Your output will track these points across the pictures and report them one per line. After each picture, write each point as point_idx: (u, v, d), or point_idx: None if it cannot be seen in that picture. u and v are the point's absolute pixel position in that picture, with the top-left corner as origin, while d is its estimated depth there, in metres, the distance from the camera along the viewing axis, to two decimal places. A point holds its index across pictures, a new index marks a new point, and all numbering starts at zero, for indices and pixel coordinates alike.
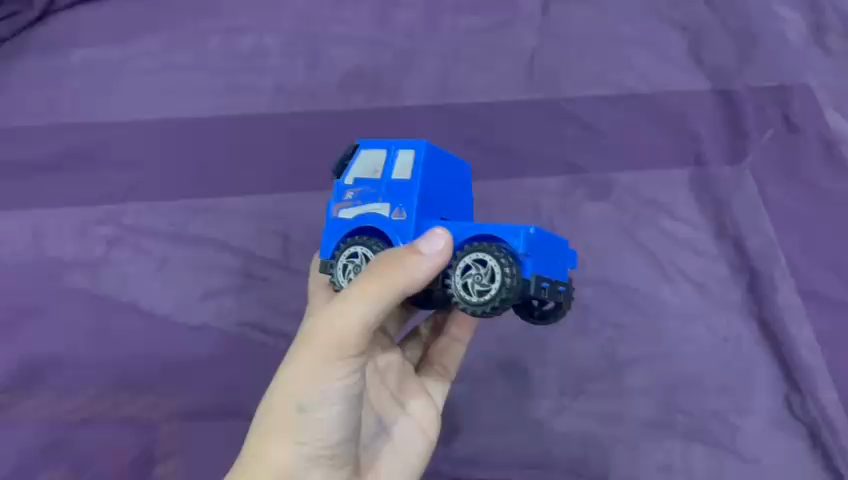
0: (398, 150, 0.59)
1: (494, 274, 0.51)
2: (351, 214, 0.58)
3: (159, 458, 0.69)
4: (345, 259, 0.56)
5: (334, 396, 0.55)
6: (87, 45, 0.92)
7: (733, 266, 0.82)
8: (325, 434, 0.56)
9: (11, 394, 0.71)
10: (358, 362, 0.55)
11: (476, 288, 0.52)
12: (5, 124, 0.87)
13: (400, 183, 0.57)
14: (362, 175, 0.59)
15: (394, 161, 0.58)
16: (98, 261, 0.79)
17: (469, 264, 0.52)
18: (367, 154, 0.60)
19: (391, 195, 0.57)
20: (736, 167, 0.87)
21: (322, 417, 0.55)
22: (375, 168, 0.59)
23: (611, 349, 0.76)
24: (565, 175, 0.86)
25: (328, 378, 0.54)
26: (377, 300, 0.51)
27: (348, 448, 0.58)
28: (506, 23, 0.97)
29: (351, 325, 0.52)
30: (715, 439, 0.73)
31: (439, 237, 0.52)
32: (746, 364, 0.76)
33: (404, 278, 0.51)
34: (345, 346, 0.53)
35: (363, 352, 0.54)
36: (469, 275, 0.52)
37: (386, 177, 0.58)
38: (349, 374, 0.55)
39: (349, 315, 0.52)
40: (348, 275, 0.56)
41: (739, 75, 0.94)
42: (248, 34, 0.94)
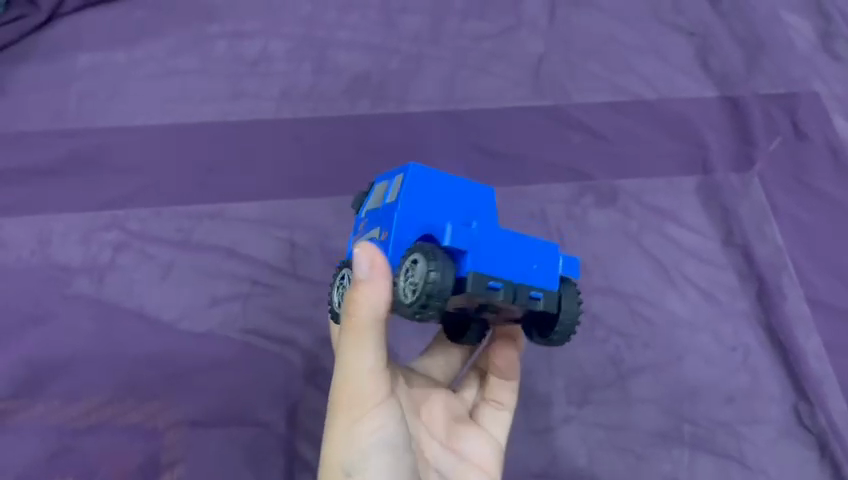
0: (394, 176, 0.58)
1: (418, 271, 0.48)
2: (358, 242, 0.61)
3: (164, 465, 0.69)
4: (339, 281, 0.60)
5: (376, 449, 0.53)
6: (92, 49, 0.92)
7: (741, 274, 0.81)
8: None
9: (13, 401, 0.70)
10: (384, 406, 0.54)
11: (409, 288, 0.50)
12: (8, 127, 0.86)
13: (386, 205, 0.56)
14: (372, 206, 0.61)
15: (391, 186, 0.58)
16: (103, 267, 0.78)
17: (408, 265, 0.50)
18: (378, 187, 0.62)
19: (380, 218, 0.57)
20: (743, 174, 0.87)
21: (372, 476, 0.53)
22: (380, 197, 0.60)
23: (618, 358, 0.76)
24: (572, 181, 0.86)
25: (361, 435, 0.53)
26: (359, 343, 0.51)
27: None
28: (512, 29, 0.96)
29: (353, 378, 0.53)
30: (724, 448, 0.72)
31: (363, 254, 0.50)
32: (754, 373, 0.76)
33: (363, 311, 0.50)
34: (363, 397, 0.53)
35: (384, 393, 0.54)
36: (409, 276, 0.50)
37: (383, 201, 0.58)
38: (381, 423, 0.54)
39: (346, 367, 0.52)
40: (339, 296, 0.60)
41: (746, 82, 0.94)
42: (254, 40, 0.94)
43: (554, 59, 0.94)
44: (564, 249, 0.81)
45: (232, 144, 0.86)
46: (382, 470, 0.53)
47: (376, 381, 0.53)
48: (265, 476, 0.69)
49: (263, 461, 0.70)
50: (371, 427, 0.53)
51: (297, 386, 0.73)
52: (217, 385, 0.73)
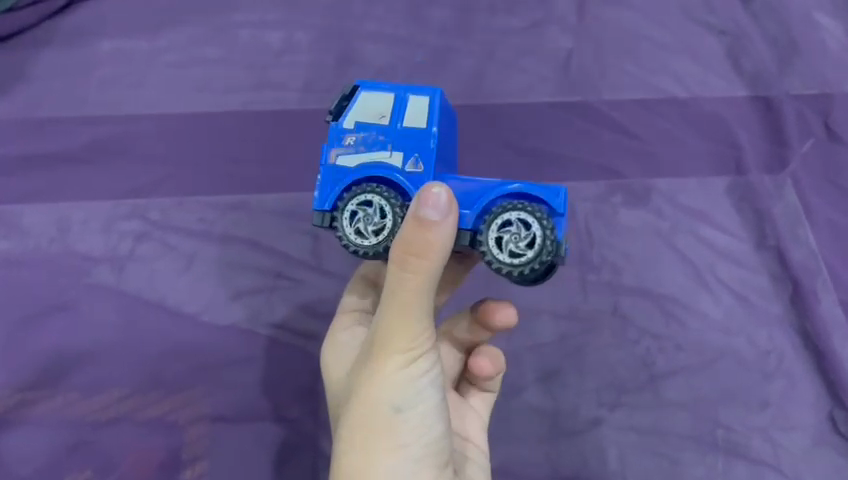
0: (408, 95, 0.55)
1: (535, 239, 0.48)
2: (352, 162, 0.53)
3: (186, 461, 0.67)
4: (354, 208, 0.52)
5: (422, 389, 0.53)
6: (114, 35, 0.90)
7: (775, 277, 0.79)
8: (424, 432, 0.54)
9: (33, 392, 0.69)
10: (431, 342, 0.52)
11: (510, 247, 0.49)
12: (30, 114, 0.84)
13: (413, 131, 0.54)
14: (364, 118, 0.55)
15: (404, 106, 0.55)
16: (124, 256, 0.77)
17: (509, 220, 0.49)
18: (370, 97, 0.56)
19: (402, 144, 0.53)
20: (776, 176, 0.85)
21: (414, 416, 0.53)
22: (380, 113, 0.55)
23: (649, 361, 0.74)
24: (602, 179, 0.84)
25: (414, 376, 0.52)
26: (420, 290, 0.48)
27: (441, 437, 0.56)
28: (541, 24, 0.94)
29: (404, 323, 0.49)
30: (757, 455, 0.71)
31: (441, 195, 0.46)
32: (788, 378, 0.74)
33: (436, 255, 0.46)
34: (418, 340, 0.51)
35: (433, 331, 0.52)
36: (505, 232, 0.49)
37: (396, 124, 0.54)
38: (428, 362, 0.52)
39: (397, 309, 0.49)
40: (355, 225, 0.52)
41: (779, 82, 0.92)
42: (278, 29, 0.92)
43: (583, 56, 0.92)
44: (594, 248, 0.80)
45: (255, 134, 0.84)
46: (425, 411, 0.53)
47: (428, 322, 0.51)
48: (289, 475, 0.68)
49: (290, 458, 0.68)
50: (418, 373, 0.52)
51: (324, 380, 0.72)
52: (240, 379, 0.71)
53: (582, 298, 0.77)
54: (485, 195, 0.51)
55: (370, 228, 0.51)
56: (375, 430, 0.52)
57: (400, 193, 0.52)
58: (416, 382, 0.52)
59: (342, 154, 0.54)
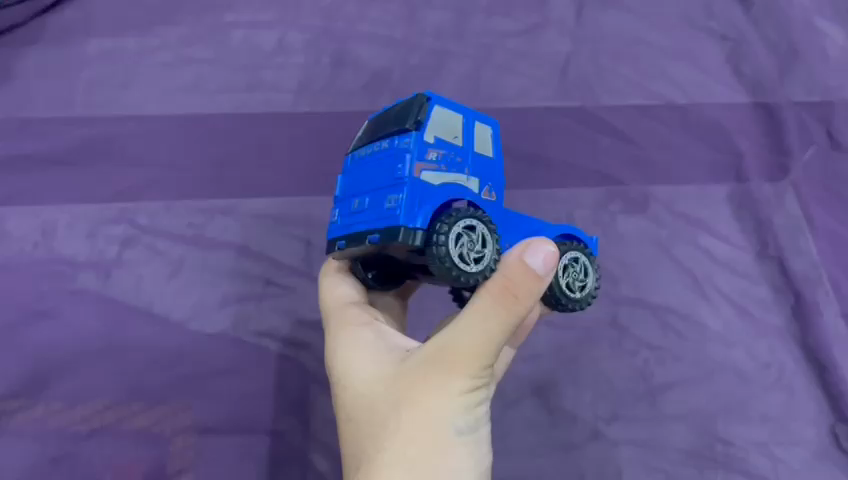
0: (475, 121, 0.54)
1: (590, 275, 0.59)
2: (437, 180, 0.49)
3: (171, 474, 0.65)
4: (460, 230, 0.48)
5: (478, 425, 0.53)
6: (103, 34, 0.88)
7: (775, 288, 0.78)
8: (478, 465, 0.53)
9: (13, 401, 0.67)
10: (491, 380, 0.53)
11: (577, 285, 0.57)
12: (15, 114, 0.82)
13: (483, 160, 0.54)
14: (442, 135, 0.51)
15: (473, 131, 0.54)
16: (110, 261, 0.75)
17: (569, 261, 0.57)
18: (443, 111, 0.51)
19: (477, 171, 0.53)
20: (776, 184, 0.84)
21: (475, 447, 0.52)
22: (454, 132, 0.52)
23: (647, 373, 0.73)
24: (600, 186, 0.83)
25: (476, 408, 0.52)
26: (509, 323, 0.49)
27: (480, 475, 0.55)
28: (539, 27, 0.93)
29: (481, 350, 0.49)
30: (757, 470, 0.69)
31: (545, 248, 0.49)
32: (789, 392, 0.73)
33: (530, 293, 0.49)
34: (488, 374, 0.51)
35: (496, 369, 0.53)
36: (569, 271, 0.57)
37: (470, 148, 0.53)
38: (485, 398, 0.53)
39: (482, 338, 0.49)
40: (462, 249, 0.48)
41: (780, 88, 0.90)
42: (271, 30, 0.90)
43: (582, 60, 0.91)
44: (592, 256, 0.78)
45: (246, 137, 0.83)
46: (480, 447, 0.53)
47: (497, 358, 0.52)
48: None
49: (279, 471, 0.66)
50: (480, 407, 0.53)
51: (314, 390, 0.70)
52: (228, 389, 0.69)
53: (579, 308, 0.75)
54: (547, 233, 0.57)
55: (472, 256, 0.48)
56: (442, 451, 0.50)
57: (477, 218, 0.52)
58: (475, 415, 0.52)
59: (429, 171, 0.49)
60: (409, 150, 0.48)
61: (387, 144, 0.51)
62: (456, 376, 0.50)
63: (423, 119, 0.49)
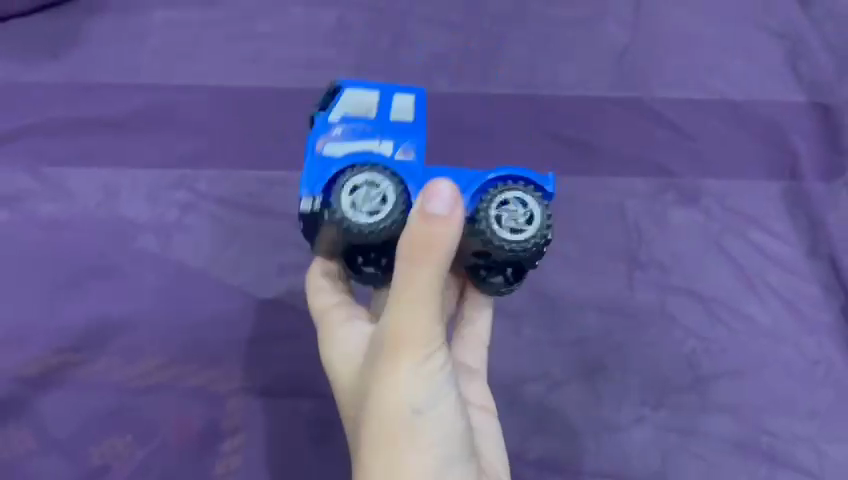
0: (394, 94, 0.61)
1: (533, 215, 0.54)
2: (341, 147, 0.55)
3: (226, 433, 0.67)
4: (500, 206, 0.54)
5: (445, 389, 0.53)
6: (167, 6, 0.90)
7: (826, 287, 0.78)
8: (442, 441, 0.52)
9: (75, 354, 0.69)
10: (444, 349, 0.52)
11: (511, 223, 0.54)
12: (80, 79, 0.85)
13: (400, 124, 0.58)
14: (352, 113, 0.59)
15: (390, 102, 0.61)
16: (171, 225, 0.76)
17: (506, 200, 0.54)
18: (352, 94, 0.61)
19: (394, 132, 0.57)
20: (830, 184, 0.84)
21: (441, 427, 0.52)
22: (368, 108, 0.60)
23: (695, 361, 0.73)
24: (654, 178, 0.83)
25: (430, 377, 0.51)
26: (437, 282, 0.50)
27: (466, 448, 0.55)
28: (596, 17, 0.93)
29: (422, 280, 0.49)
30: (803, 464, 0.69)
31: (442, 188, 0.49)
32: (837, 389, 0.73)
33: (433, 258, 0.48)
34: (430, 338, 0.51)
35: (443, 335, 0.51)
36: (503, 210, 0.54)
37: (383, 118, 0.58)
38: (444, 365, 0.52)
39: (410, 325, 0.50)
40: (507, 221, 0.54)
41: (838, 89, 0.90)
42: (331, 10, 0.91)
43: (638, 53, 0.91)
44: (642, 245, 0.79)
45: (304, 113, 0.84)
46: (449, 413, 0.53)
47: (431, 325, 0.50)
48: (328, 454, 0.67)
49: (329, 436, 0.67)
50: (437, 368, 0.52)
51: None
52: (281, 353, 0.70)
53: (628, 294, 0.76)
54: (480, 178, 0.55)
55: (519, 223, 0.54)
56: (394, 432, 0.51)
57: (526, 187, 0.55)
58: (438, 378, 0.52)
59: (331, 143, 0.56)
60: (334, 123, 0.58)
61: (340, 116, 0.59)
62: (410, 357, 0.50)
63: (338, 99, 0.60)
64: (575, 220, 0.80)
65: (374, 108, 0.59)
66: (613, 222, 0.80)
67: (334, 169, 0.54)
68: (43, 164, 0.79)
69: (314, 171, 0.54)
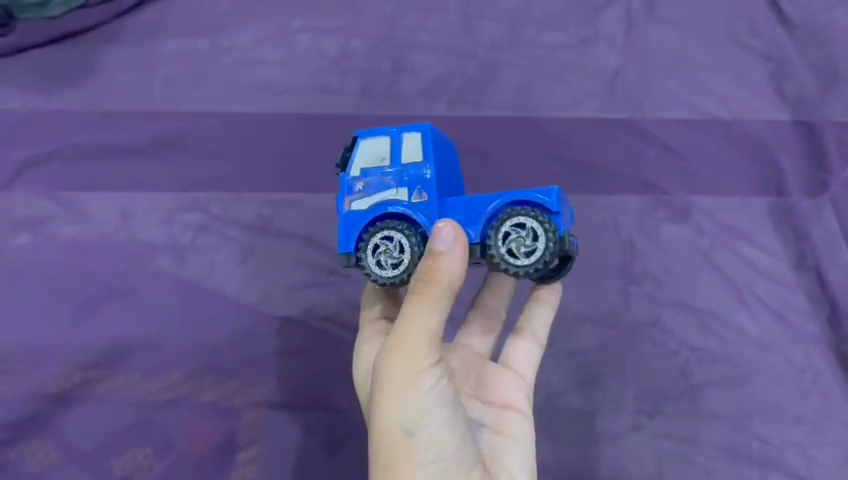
0: (402, 136, 0.63)
1: (538, 233, 0.57)
2: (363, 205, 0.61)
3: (242, 444, 0.71)
4: (505, 236, 0.57)
5: (435, 406, 0.57)
6: (178, 35, 0.94)
7: (812, 297, 0.81)
8: (429, 452, 0.57)
9: (96, 371, 0.72)
10: (436, 369, 0.57)
11: (522, 250, 0.57)
12: (96, 107, 0.88)
13: (411, 166, 0.61)
14: (368, 166, 0.62)
15: (401, 145, 0.62)
16: (185, 246, 0.80)
17: (508, 230, 0.57)
18: (367, 144, 0.64)
19: (405, 180, 0.60)
20: (815, 199, 0.87)
21: (426, 439, 0.57)
22: (381, 155, 0.62)
23: (687, 371, 0.76)
24: (646, 196, 0.87)
25: (417, 392, 0.56)
26: (432, 306, 0.55)
27: (459, 462, 0.58)
28: (589, 41, 0.97)
29: (418, 305, 0.55)
30: (792, 468, 0.73)
31: (444, 232, 0.54)
32: (824, 396, 0.76)
33: (433, 291, 0.54)
34: (419, 357, 0.56)
35: (435, 356, 0.56)
36: (510, 241, 0.57)
37: (395, 164, 0.61)
38: (434, 383, 0.57)
39: (404, 343, 0.56)
40: (516, 249, 0.57)
41: (823, 107, 0.94)
42: (335, 36, 0.95)
43: (629, 75, 0.95)
44: (636, 260, 0.82)
45: (311, 137, 0.88)
46: (437, 428, 0.57)
47: (426, 346, 0.56)
48: (340, 463, 0.70)
49: (339, 446, 0.71)
50: (425, 386, 0.56)
51: None
52: (293, 367, 0.74)
53: (624, 307, 0.79)
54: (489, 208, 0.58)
55: (524, 248, 0.57)
56: (385, 441, 0.57)
57: (536, 207, 0.58)
58: (428, 394, 0.57)
59: (356, 202, 0.61)
60: (350, 185, 0.62)
61: (359, 174, 0.62)
62: (401, 371, 0.56)
63: (353, 159, 0.63)
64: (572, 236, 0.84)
65: (386, 155, 0.62)
66: (608, 238, 0.84)
67: (359, 231, 0.61)
68: (62, 189, 0.83)
69: (344, 235, 0.61)
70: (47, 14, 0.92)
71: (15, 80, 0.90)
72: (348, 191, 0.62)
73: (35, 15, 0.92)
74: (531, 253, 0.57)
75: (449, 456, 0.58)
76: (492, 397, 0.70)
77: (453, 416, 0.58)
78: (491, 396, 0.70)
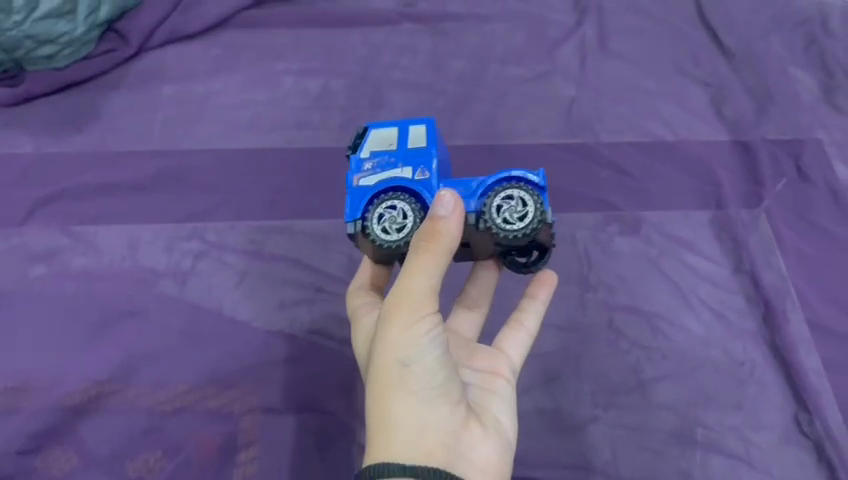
0: (409, 127, 0.73)
1: (526, 200, 0.66)
2: (372, 180, 0.68)
3: (242, 445, 0.78)
4: (498, 203, 0.66)
5: (431, 349, 0.63)
6: (174, 82, 1.05)
7: (749, 298, 0.91)
8: (424, 390, 0.63)
9: (109, 385, 0.80)
10: (435, 318, 0.63)
11: (515, 216, 0.66)
12: (101, 149, 0.98)
13: (415, 149, 0.70)
14: (377, 148, 0.71)
15: (407, 133, 0.72)
16: (186, 271, 0.89)
17: (500, 202, 0.66)
18: (377, 133, 0.73)
19: (409, 160, 0.69)
20: (751, 210, 0.97)
21: (423, 376, 0.63)
22: (389, 141, 0.72)
23: (639, 368, 0.86)
24: (600, 212, 0.97)
25: (419, 335, 0.62)
26: (431, 259, 0.61)
27: (452, 401, 0.65)
28: (546, 74, 1.10)
29: (421, 256, 0.61)
30: (733, 450, 0.81)
31: (447, 197, 0.63)
32: (760, 385, 0.85)
33: (440, 244, 0.61)
34: (420, 304, 0.62)
35: (435, 306, 0.62)
36: (503, 211, 0.66)
37: (402, 147, 0.70)
38: (433, 329, 0.63)
39: (405, 290, 0.62)
40: (508, 215, 0.66)
41: (756, 129, 1.05)
42: (318, 77, 1.07)
43: (583, 104, 1.07)
44: (591, 271, 0.92)
45: (297, 169, 0.98)
46: (433, 368, 0.63)
47: (427, 295, 0.62)
48: (329, 459, 0.78)
49: (330, 445, 0.79)
50: (424, 330, 0.62)
51: (358, 379, 0.82)
52: (286, 376, 0.82)
53: (580, 313, 0.89)
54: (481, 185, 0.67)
55: (515, 216, 0.66)
56: (386, 378, 0.63)
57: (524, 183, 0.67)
58: (427, 340, 0.62)
59: (363, 176, 0.69)
60: (359, 162, 0.70)
61: (369, 154, 0.70)
62: (403, 317, 0.62)
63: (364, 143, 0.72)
64: None
65: (395, 139, 0.72)
66: (566, 251, 0.94)
67: (364, 198, 0.67)
68: (72, 223, 0.92)
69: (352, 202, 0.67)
70: (53, 66, 1.02)
71: (27, 127, 0.99)
72: (358, 166, 0.70)
73: (43, 67, 1.02)
74: (522, 219, 0.65)
75: (439, 393, 0.64)
76: (481, 365, 0.75)
77: (446, 358, 0.64)
78: (479, 363, 0.75)
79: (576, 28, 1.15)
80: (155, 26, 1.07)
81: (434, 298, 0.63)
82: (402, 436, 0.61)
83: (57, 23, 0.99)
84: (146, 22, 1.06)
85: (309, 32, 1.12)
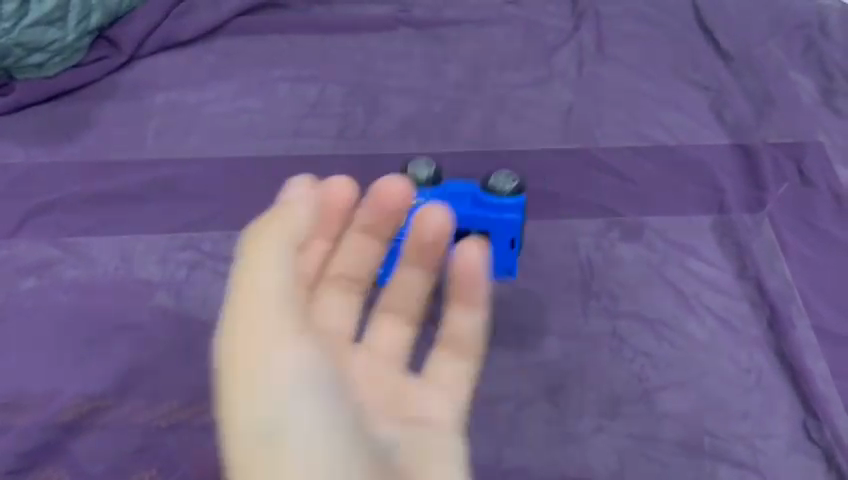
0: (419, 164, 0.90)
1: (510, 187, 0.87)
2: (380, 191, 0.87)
3: None
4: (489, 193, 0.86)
5: (276, 314, 0.55)
6: (168, 89, 1.03)
7: (754, 304, 0.90)
8: (289, 379, 0.54)
9: (103, 400, 0.78)
10: (292, 295, 0.57)
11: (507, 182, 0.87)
12: (93, 159, 0.96)
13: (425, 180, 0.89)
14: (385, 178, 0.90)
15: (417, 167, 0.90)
16: (181, 282, 0.87)
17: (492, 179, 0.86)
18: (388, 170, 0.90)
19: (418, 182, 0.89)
20: (754, 215, 0.96)
21: (282, 357, 0.54)
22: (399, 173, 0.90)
23: (644, 376, 0.84)
24: (602, 218, 0.96)
25: (279, 313, 0.56)
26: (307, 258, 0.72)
27: (334, 408, 0.55)
28: (544, 79, 1.09)
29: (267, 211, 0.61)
30: (741, 459, 0.79)
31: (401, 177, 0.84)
32: (767, 392, 0.83)
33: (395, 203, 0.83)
34: (285, 278, 0.57)
35: (293, 276, 0.58)
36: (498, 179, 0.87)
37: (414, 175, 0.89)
38: (290, 304, 0.56)
39: (253, 259, 0.57)
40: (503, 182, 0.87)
41: (756, 133, 1.04)
42: (313, 84, 1.06)
43: (582, 108, 1.06)
44: (594, 278, 0.91)
45: (294, 177, 0.96)
46: (300, 357, 0.55)
47: (281, 261, 0.57)
48: None
49: None
50: (275, 295, 0.56)
51: None
52: None
53: (584, 321, 0.87)
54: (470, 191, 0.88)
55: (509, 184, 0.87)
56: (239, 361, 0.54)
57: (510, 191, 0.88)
58: (288, 313, 0.56)
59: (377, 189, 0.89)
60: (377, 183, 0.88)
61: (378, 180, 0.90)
62: (254, 281, 0.56)
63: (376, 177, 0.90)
64: (534, 256, 0.92)
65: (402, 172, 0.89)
66: (567, 258, 0.92)
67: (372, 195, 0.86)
68: (64, 235, 0.90)
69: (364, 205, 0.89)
70: (43, 74, 1.00)
71: (17, 137, 0.97)
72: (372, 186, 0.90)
73: (33, 75, 1.00)
74: (509, 181, 0.87)
75: (326, 402, 0.55)
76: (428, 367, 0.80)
77: (315, 346, 0.56)
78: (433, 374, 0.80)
79: (574, 32, 1.14)
80: (148, 34, 1.05)
81: (284, 265, 0.57)
82: (297, 458, 0.53)
83: (47, 30, 0.98)
84: (138, 29, 1.05)
85: (303, 38, 1.10)
